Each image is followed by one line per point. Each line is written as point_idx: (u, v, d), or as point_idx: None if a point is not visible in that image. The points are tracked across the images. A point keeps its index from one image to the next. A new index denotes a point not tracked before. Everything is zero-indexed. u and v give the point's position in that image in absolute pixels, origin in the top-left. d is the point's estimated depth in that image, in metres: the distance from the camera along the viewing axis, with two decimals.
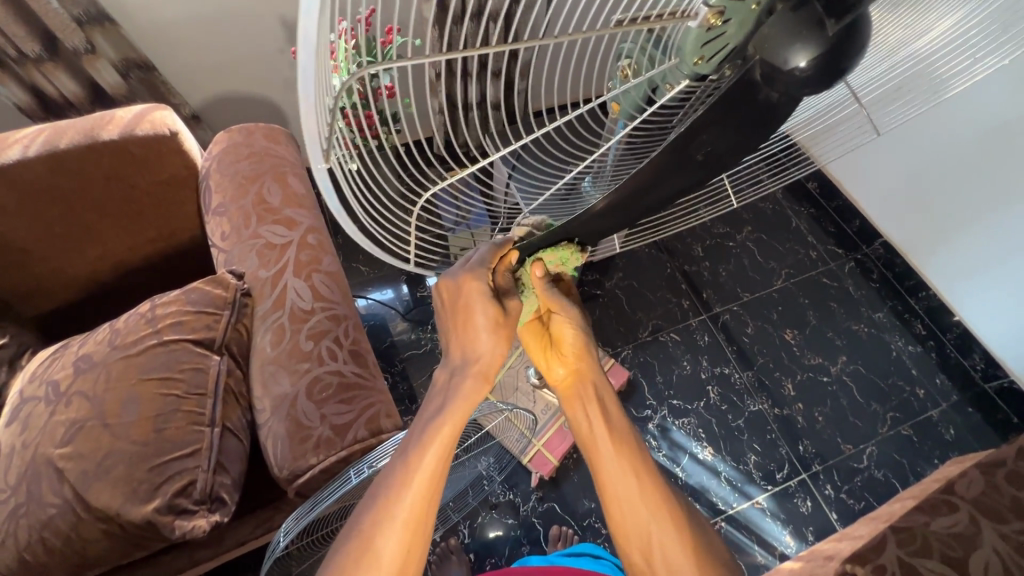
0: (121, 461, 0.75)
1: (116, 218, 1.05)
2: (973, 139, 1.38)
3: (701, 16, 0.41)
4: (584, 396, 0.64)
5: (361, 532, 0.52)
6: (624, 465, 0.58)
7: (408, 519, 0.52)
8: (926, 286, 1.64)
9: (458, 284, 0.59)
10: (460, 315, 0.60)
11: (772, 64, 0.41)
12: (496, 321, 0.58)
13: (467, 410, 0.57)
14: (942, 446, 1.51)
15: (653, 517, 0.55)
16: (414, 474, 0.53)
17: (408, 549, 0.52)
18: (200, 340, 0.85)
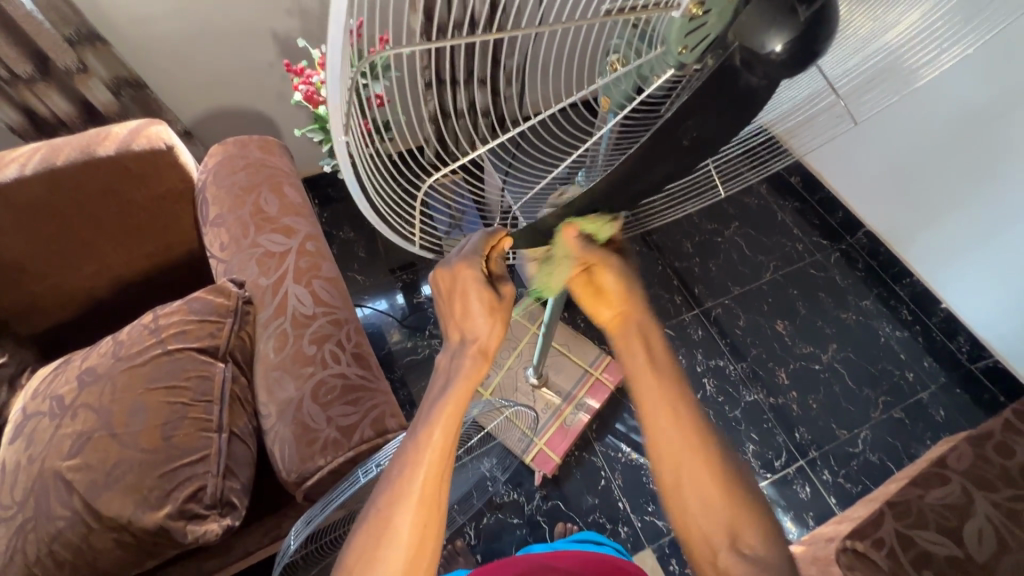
0: (131, 469, 0.75)
1: (114, 233, 1.06)
2: (948, 126, 1.43)
3: (683, 7, 0.44)
4: (629, 337, 0.61)
5: (379, 512, 0.54)
6: (662, 404, 0.56)
7: (423, 494, 0.54)
8: (910, 272, 1.68)
9: (453, 271, 0.61)
10: (457, 302, 0.62)
11: (753, 50, 0.43)
12: (491, 305, 0.61)
13: (468, 388, 0.59)
14: (934, 427, 1.55)
15: (691, 453, 0.54)
16: (425, 452, 0.55)
17: (425, 524, 0.53)
18: (205, 348, 0.86)
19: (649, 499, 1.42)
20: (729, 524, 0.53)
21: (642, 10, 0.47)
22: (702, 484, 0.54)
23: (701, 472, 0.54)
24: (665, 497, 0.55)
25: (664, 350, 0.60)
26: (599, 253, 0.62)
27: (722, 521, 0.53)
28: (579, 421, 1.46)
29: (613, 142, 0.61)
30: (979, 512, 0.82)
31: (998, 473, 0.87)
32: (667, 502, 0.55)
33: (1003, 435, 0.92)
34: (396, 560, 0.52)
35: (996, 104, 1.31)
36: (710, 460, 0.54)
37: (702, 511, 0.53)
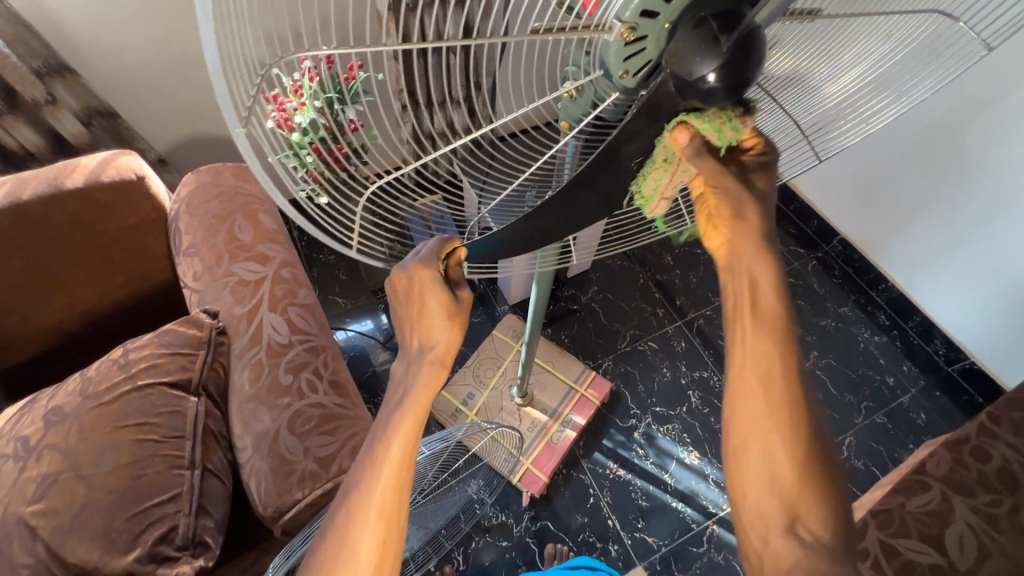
0: (98, 512, 0.73)
1: (84, 265, 1.04)
2: (914, 135, 1.46)
3: (615, 30, 0.41)
4: (737, 276, 0.52)
5: (336, 527, 0.51)
6: (754, 367, 0.50)
7: (381, 511, 0.51)
8: (886, 278, 1.72)
9: (410, 274, 0.59)
10: (414, 306, 0.60)
11: (680, 79, 0.43)
12: (449, 312, 0.59)
13: (427, 396, 0.56)
14: (916, 430, 1.57)
15: (777, 420, 0.49)
16: (383, 466, 0.52)
17: (384, 539, 0.51)
18: (176, 382, 0.84)
19: (639, 515, 1.41)
20: (789, 509, 0.48)
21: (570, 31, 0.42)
22: (778, 453, 0.49)
23: (785, 439, 0.49)
24: (727, 456, 0.52)
25: (779, 301, 0.50)
26: (714, 169, 0.50)
27: (778, 505, 0.48)
28: (566, 438, 1.45)
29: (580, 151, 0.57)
30: (959, 518, 0.83)
31: (976, 478, 0.87)
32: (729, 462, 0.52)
33: (979, 440, 0.91)
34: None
35: (960, 112, 1.35)
36: (795, 430, 0.49)
37: (767, 482, 0.49)
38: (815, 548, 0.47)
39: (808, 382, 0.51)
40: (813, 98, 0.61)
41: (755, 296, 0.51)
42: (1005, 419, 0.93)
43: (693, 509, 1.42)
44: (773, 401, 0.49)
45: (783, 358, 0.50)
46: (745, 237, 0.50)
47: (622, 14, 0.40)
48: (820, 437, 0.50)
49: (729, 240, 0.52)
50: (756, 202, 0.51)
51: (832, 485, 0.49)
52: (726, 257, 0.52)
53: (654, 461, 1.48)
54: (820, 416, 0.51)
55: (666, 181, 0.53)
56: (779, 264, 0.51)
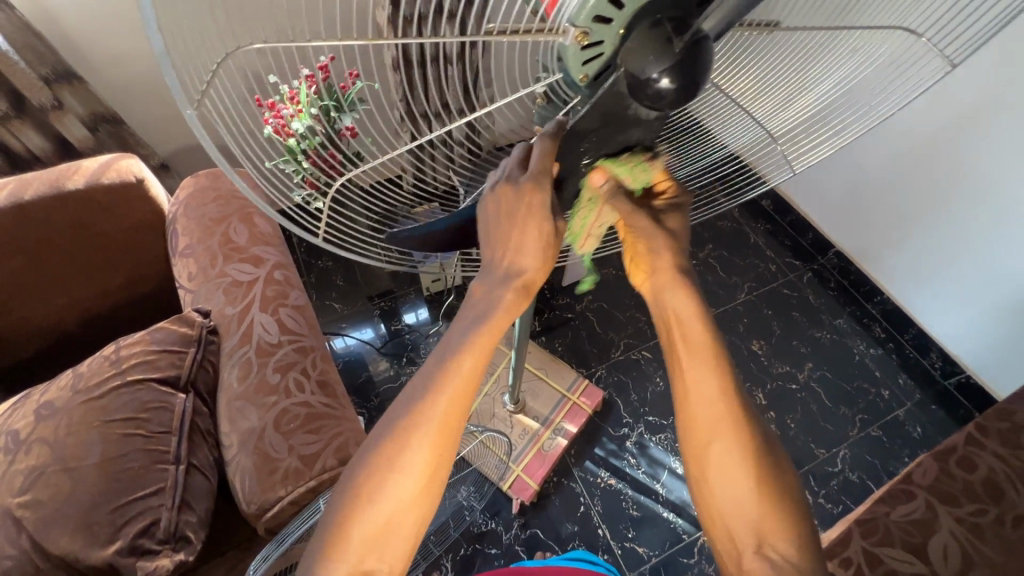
0: (82, 504, 0.74)
1: (83, 265, 1.06)
2: (908, 148, 1.48)
3: (570, 35, 0.43)
4: (664, 316, 0.61)
5: (393, 435, 0.54)
6: (702, 395, 0.58)
7: (442, 423, 0.54)
8: (881, 290, 1.71)
9: (520, 194, 0.53)
10: (514, 226, 0.54)
11: (632, 79, 0.45)
12: (546, 243, 0.56)
13: (503, 322, 0.57)
14: (911, 444, 1.55)
15: (727, 440, 0.57)
16: (449, 379, 0.55)
17: (439, 454, 0.54)
18: (165, 378, 0.85)
19: (629, 525, 1.40)
20: (755, 527, 0.55)
21: (531, 34, 0.45)
22: (732, 470, 0.56)
23: (733, 455, 0.56)
24: (691, 475, 0.59)
25: (708, 331, 0.59)
26: (630, 209, 0.60)
27: (747, 526, 0.55)
28: (557, 446, 1.45)
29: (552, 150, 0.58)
30: (944, 528, 0.83)
31: (961, 488, 0.86)
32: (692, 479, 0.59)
33: (966, 450, 0.91)
34: (400, 500, 0.52)
35: (953, 126, 1.37)
36: (742, 447, 0.56)
37: (727, 497, 0.56)
38: (782, 566, 0.54)
39: (749, 405, 0.59)
40: (783, 107, 0.63)
41: (683, 330, 0.59)
42: (992, 430, 0.92)
43: (684, 520, 1.41)
44: (718, 423, 0.57)
45: (721, 386, 0.58)
46: (665, 281, 0.61)
47: (574, 19, 0.42)
48: (767, 450, 0.58)
49: (652, 281, 0.62)
50: (669, 238, 0.61)
51: (785, 494, 0.56)
52: (652, 294, 0.62)
53: (646, 471, 1.47)
54: (765, 433, 0.58)
55: (597, 220, 0.62)
56: (700, 303, 0.60)
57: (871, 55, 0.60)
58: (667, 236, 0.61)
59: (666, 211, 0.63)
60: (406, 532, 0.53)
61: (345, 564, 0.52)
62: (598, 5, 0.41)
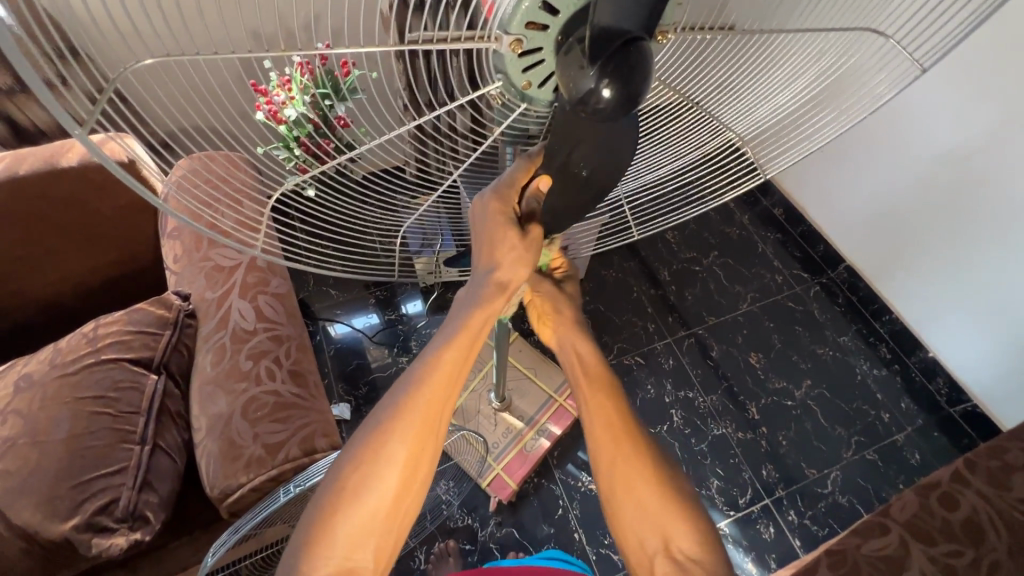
0: (46, 478, 0.76)
1: (77, 241, 1.08)
2: (929, 163, 1.41)
3: (504, 43, 0.43)
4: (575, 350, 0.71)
5: (379, 429, 0.56)
6: (604, 414, 0.64)
7: (425, 412, 0.56)
8: (890, 310, 1.64)
9: (485, 207, 0.58)
10: (490, 235, 0.59)
11: (571, 96, 0.44)
12: (516, 244, 0.60)
13: (488, 319, 0.61)
14: (908, 471, 1.50)
15: (631, 461, 0.61)
16: (436, 368, 0.57)
17: (422, 444, 0.56)
18: (138, 359, 0.87)
19: (606, 531, 1.39)
20: (660, 531, 0.58)
21: (460, 41, 0.44)
22: (635, 475, 0.60)
23: (638, 468, 0.60)
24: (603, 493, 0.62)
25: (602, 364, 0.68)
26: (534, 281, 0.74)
27: (653, 528, 0.59)
28: (539, 447, 1.44)
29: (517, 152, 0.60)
30: (915, 566, 0.79)
31: (939, 526, 0.83)
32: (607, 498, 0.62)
33: (950, 486, 0.87)
34: (388, 489, 0.55)
35: (976, 142, 1.31)
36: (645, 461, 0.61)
37: (635, 506, 0.59)
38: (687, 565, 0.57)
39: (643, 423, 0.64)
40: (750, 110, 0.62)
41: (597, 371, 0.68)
42: (981, 467, 0.88)
43: None
44: (620, 445, 0.62)
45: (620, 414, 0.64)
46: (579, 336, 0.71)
47: (509, 27, 0.43)
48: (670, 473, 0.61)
49: (558, 335, 0.73)
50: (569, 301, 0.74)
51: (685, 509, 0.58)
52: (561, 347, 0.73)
53: None
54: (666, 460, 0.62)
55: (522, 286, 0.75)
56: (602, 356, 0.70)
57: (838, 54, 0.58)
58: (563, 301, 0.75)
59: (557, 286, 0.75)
60: (395, 516, 0.56)
61: (333, 555, 0.54)
62: (530, 12, 0.42)
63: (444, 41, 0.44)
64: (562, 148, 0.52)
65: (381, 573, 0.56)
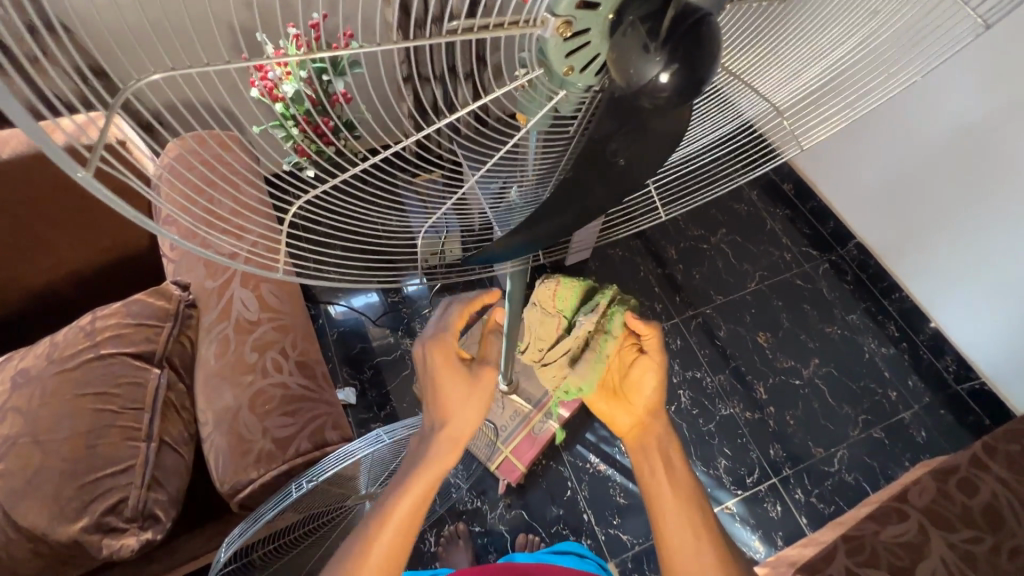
0: (51, 479, 0.74)
1: (67, 227, 1.03)
2: (948, 138, 1.37)
3: (551, 26, 0.40)
4: (648, 447, 0.69)
5: (354, 550, 0.60)
6: (682, 513, 0.63)
7: (398, 528, 0.61)
8: (901, 288, 1.62)
9: (436, 355, 0.66)
10: (438, 380, 0.66)
11: (631, 83, 0.42)
12: (467, 381, 0.66)
13: (445, 461, 0.65)
14: (915, 448, 1.51)
15: (693, 540, 0.61)
16: (405, 493, 0.62)
17: (390, 556, 0.60)
18: (140, 353, 0.84)
19: (615, 512, 1.40)
20: None
21: (503, 29, 0.39)
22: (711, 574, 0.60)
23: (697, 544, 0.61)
24: None
25: (675, 465, 0.67)
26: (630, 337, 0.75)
27: None
28: (548, 430, 1.43)
29: (542, 142, 0.55)
30: (934, 553, 0.79)
31: (958, 512, 0.82)
32: None
33: (969, 471, 0.86)
34: None
35: (999, 115, 1.26)
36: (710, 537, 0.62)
37: None
38: None
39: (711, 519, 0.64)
40: (789, 80, 0.58)
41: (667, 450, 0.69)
42: (999, 452, 0.88)
43: None
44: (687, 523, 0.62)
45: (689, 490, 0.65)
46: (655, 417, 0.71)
47: (555, 7, 0.39)
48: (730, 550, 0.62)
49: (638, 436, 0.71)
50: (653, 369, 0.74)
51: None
52: (637, 449, 0.70)
53: None
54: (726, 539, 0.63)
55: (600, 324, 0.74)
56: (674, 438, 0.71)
57: (891, 16, 0.53)
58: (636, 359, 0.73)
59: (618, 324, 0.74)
60: None
61: None
62: None
63: (487, 29, 0.40)
64: (601, 134, 0.47)
65: None
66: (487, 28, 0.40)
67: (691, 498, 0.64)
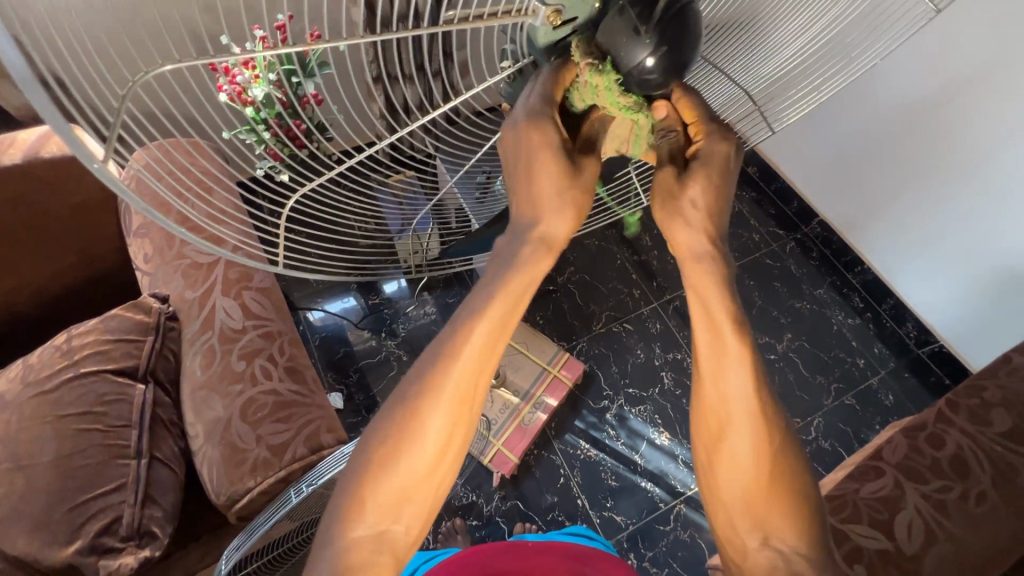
0: (37, 504, 0.72)
1: (30, 247, 0.99)
2: (897, 116, 1.44)
3: (541, 15, 0.43)
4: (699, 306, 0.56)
5: (406, 403, 0.49)
6: (741, 372, 0.54)
7: (456, 394, 0.49)
8: (862, 261, 1.70)
9: (520, 135, 0.50)
10: (520, 168, 0.51)
11: (623, 66, 0.45)
12: (560, 184, 0.51)
13: (521, 290, 0.50)
14: (883, 412, 1.59)
15: (744, 409, 0.54)
16: (463, 350, 0.49)
17: (453, 421, 0.50)
18: (122, 369, 0.82)
19: (608, 495, 1.43)
20: (752, 509, 0.55)
21: (496, 17, 0.43)
22: (748, 443, 0.54)
23: (743, 430, 0.54)
24: (705, 447, 0.57)
25: (738, 322, 0.55)
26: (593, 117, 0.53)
27: (748, 515, 0.55)
28: (537, 420, 1.46)
29: None
30: (910, 505, 0.84)
31: (928, 465, 0.88)
32: (703, 455, 0.57)
33: (935, 427, 0.92)
34: (414, 467, 0.49)
35: (944, 93, 1.33)
36: (790, 514, 0.54)
37: (730, 472, 0.55)
38: (786, 553, 0.54)
39: (771, 395, 0.56)
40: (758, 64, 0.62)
41: (726, 412, 0.55)
42: (961, 406, 0.94)
43: (661, 488, 1.44)
44: (752, 508, 0.54)
45: (763, 466, 0.54)
46: (727, 364, 0.54)
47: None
48: (816, 497, 0.56)
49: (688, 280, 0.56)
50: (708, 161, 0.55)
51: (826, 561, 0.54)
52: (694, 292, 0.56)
53: (625, 442, 1.49)
54: (814, 489, 0.56)
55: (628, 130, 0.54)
56: (762, 379, 0.55)
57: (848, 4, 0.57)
58: (715, 185, 0.55)
59: (703, 162, 0.54)
60: (419, 496, 0.50)
61: (364, 525, 0.49)
62: None
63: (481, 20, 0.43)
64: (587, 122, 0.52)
65: (414, 545, 0.51)
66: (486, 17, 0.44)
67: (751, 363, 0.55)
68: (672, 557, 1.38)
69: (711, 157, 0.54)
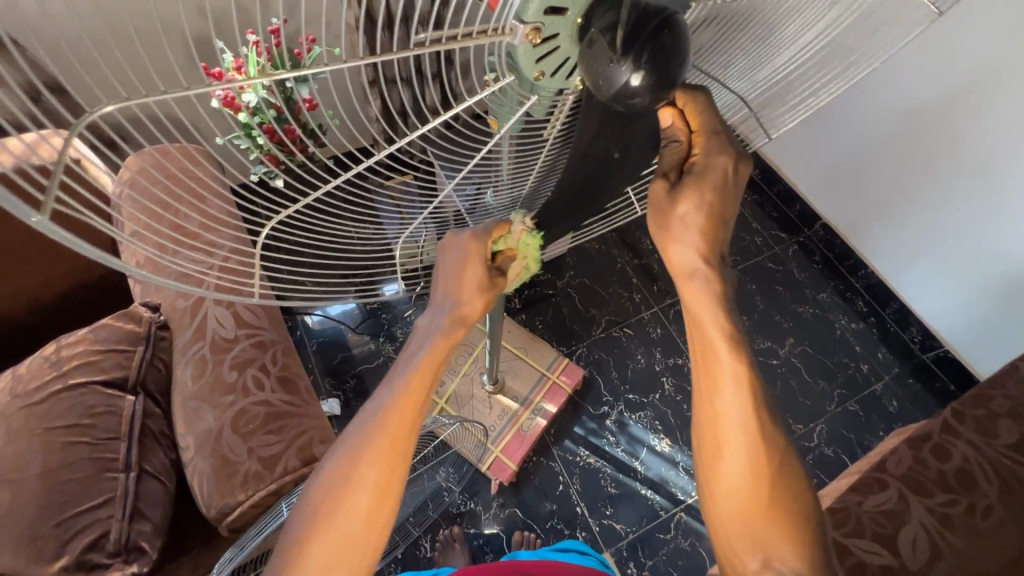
0: (24, 519, 0.71)
1: (21, 254, 0.98)
2: (902, 120, 1.41)
3: (519, 33, 0.41)
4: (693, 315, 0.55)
5: (342, 460, 0.51)
6: (736, 384, 0.53)
7: (391, 445, 0.51)
8: (865, 265, 1.68)
9: (461, 246, 0.57)
10: (455, 269, 0.57)
11: (602, 90, 0.43)
12: (483, 286, 0.58)
13: (444, 351, 0.56)
14: (887, 418, 1.58)
15: (740, 424, 0.53)
16: (398, 401, 0.52)
17: (388, 474, 0.51)
18: (111, 380, 0.82)
19: (607, 502, 1.42)
20: (750, 530, 0.53)
21: (473, 37, 0.41)
22: (744, 457, 0.53)
23: (738, 446, 0.53)
24: (703, 460, 0.55)
25: (731, 332, 0.53)
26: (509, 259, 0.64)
27: (746, 536, 0.53)
28: (536, 426, 1.44)
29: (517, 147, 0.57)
30: (915, 519, 0.82)
31: (934, 477, 0.86)
32: (700, 473, 0.56)
33: (941, 437, 0.90)
34: (352, 520, 0.50)
35: (949, 95, 1.30)
36: (790, 535, 0.52)
37: (725, 493, 0.53)
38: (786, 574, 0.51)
39: (770, 407, 0.54)
40: (755, 70, 0.62)
41: (721, 428, 0.53)
42: (968, 417, 0.91)
43: (662, 496, 1.43)
44: (749, 528, 0.53)
45: (758, 483, 0.52)
46: (721, 382, 0.53)
47: (523, 15, 0.41)
48: (817, 515, 0.54)
49: (681, 291, 0.55)
50: (717, 177, 0.53)
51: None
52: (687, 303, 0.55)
53: (625, 449, 1.48)
54: (814, 507, 0.54)
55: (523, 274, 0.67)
56: (758, 393, 0.53)
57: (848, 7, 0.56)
58: (708, 204, 0.53)
59: (696, 178, 0.53)
60: (356, 555, 0.50)
61: None
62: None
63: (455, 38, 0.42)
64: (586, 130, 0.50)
65: None
66: (459, 38, 0.43)
67: (746, 373, 0.53)
68: (672, 566, 1.37)
69: (709, 172, 0.53)
